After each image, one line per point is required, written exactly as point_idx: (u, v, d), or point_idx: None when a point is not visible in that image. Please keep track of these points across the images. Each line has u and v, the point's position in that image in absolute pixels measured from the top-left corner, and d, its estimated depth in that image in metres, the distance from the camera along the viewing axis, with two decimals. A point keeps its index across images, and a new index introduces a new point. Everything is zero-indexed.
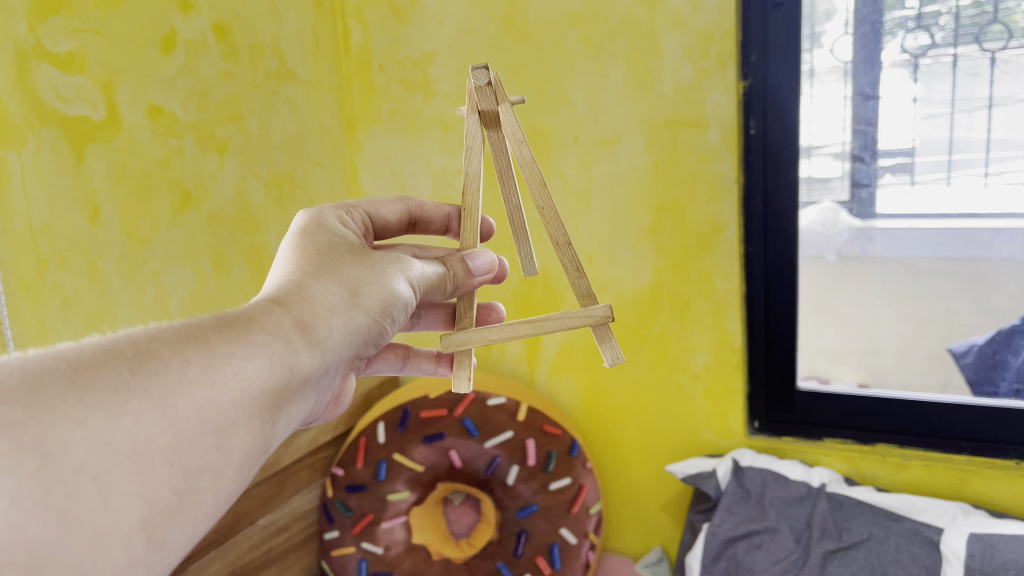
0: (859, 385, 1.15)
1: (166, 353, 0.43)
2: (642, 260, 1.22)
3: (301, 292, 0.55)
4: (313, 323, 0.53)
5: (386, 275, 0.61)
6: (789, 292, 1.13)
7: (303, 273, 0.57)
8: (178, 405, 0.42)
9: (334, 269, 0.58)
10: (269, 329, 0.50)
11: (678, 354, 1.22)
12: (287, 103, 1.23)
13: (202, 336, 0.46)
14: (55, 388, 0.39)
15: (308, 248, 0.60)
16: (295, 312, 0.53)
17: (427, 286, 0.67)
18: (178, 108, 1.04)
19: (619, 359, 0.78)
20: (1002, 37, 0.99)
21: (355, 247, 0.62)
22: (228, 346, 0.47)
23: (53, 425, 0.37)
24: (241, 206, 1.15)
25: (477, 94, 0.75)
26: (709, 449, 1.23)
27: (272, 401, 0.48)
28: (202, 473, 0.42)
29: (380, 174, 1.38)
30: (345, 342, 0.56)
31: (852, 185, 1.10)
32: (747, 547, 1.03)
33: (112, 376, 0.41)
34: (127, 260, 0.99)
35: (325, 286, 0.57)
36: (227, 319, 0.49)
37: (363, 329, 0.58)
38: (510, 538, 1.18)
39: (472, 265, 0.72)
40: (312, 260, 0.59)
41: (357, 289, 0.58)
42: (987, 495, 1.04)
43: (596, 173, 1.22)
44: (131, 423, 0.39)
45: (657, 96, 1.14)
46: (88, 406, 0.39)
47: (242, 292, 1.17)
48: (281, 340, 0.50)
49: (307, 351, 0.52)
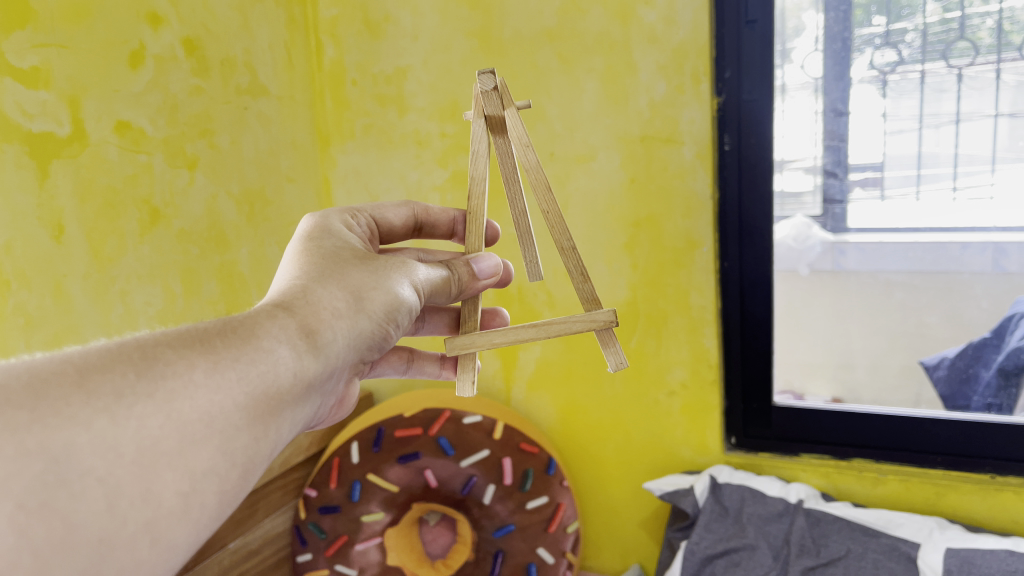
0: (832, 399, 1.15)
1: (171, 357, 0.42)
2: (618, 276, 1.21)
3: (305, 297, 0.53)
4: (319, 327, 0.52)
5: (390, 280, 0.60)
6: (765, 308, 1.13)
7: (307, 278, 0.55)
8: (184, 408, 0.41)
9: (339, 274, 0.57)
10: (276, 333, 0.48)
11: (655, 371, 1.21)
12: (259, 118, 1.22)
13: (208, 341, 0.45)
14: (62, 392, 0.38)
15: (312, 253, 0.58)
16: (299, 317, 0.51)
17: (432, 289, 0.66)
18: (147, 123, 1.02)
19: (623, 364, 0.77)
20: (968, 53, 1.00)
21: (359, 252, 0.61)
22: (233, 350, 0.45)
23: (59, 429, 0.36)
24: (211, 223, 1.13)
25: (483, 98, 0.73)
26: (687, 466, 1.22)
27: (276, 406, 0.47)
28: (207, 477, 0.42)
29: (354, 191, 1.37)
30: (348, 348, 0.54)
31: (825, 200, 1.12)
32: (726, 566, 1.02)
33: (117, 379, 0.40)
34: (93, 279, 0.96)
35: (329, 291, 0.55)
36: (234, 323, 0.47)
37: (368, 336, 0.56)
38: (487, 558, 1.17)
39: (478, 269, 0.71)
40: (317, 264, 0.57)
41: (362, 294, 0.57)
42: (963, 509, 1.04)
43: (572, 189, 1.22)
44: (137, 426, 0.39)
45: (632, 113, 1.14)
46: (93, 409, 0.38)
47: (213, 311, 1.15)
48: (286, 346, 0.49)
49: (310, 358, 0.50)
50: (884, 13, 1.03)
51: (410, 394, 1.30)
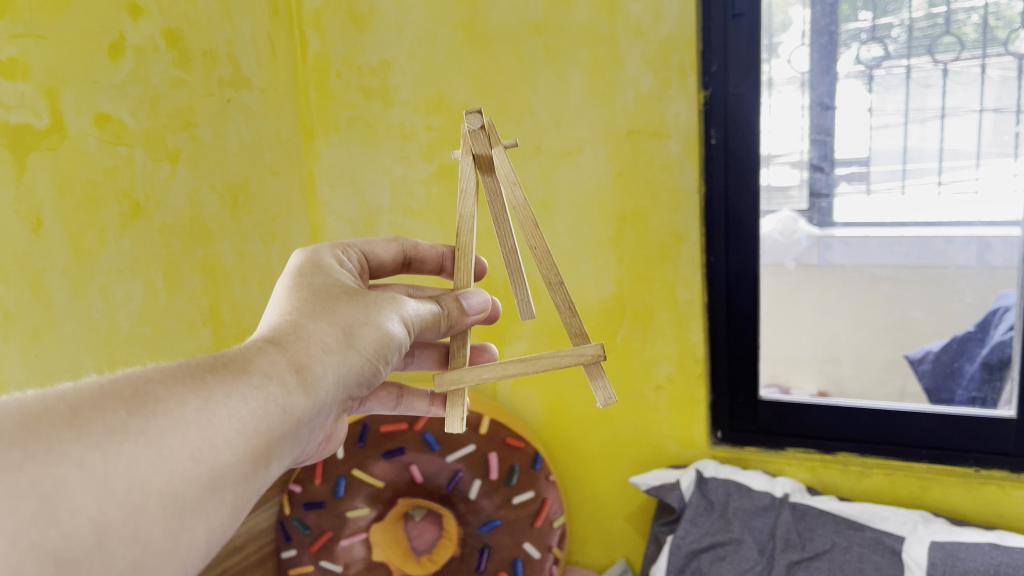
0: (819, 393, 1.16)
1: (162, 394, 0.41)
2: (604, 270, 1.20)
3: (296, 332, 0.52)
4: (310, 363, 0.51)
5: (381, 315, 0.59)
6: (752, 303, 1.13)
7: (297, 313, 0.54)
8: (175, 445, 0.40)
9: (330, 309, 0.56)
10: (266, 370, 0.48)
11: (641, 365, 1.21)
12: (242, 111, 1.20)
13: (200, 377, 0.44)
14: (53, 428, 0.37)
15: (303, 288, 0.57)
16: (290, 352, 0.50)
17: (422, 325, 0.65)
18: (127, 116, 1.01)
19: (612, 399, 0.76)
20: (954, 48, 1.00)
21: (350, 288, 0.60)
22: (225, 386, 0.45)
23: (51, 465, 0.35)
24: (194, 216, 1.12)
25: (470, 137, 0.73)
26: (673, 460, 1.22)
27: (267, 444, 0.46)
28: (195, 514, 0.40)
29: (339, 184, 1.36)
30: (339, 385, 0.53)
31: (812, 194, 1.11)
32: (711, 559, 1.02)
33: (109, 415, 0.39)
34: (73, 274, 0.94)
35: (320, 326, 0.54)
36: (224, 360, 0.47)
37: (359, 373, 0.55)
38: (473, 553, 1.16)
39: (467, 304, 0.70)
40: (307, 300, 0.56)
41: (353, 329, 0.56)
42: (946, 503, 1.04)
43: (558, 182, 1.20)
44: (128, 464, 0.38)
45: (619, 106, 1.14)
46: (85, 446, 0.37)
47: (196, 305, 1.13)
48: (277, 382, 0.48)
49: (301, 394, 0.49)
50: (870, 8, 1.02)
51: None
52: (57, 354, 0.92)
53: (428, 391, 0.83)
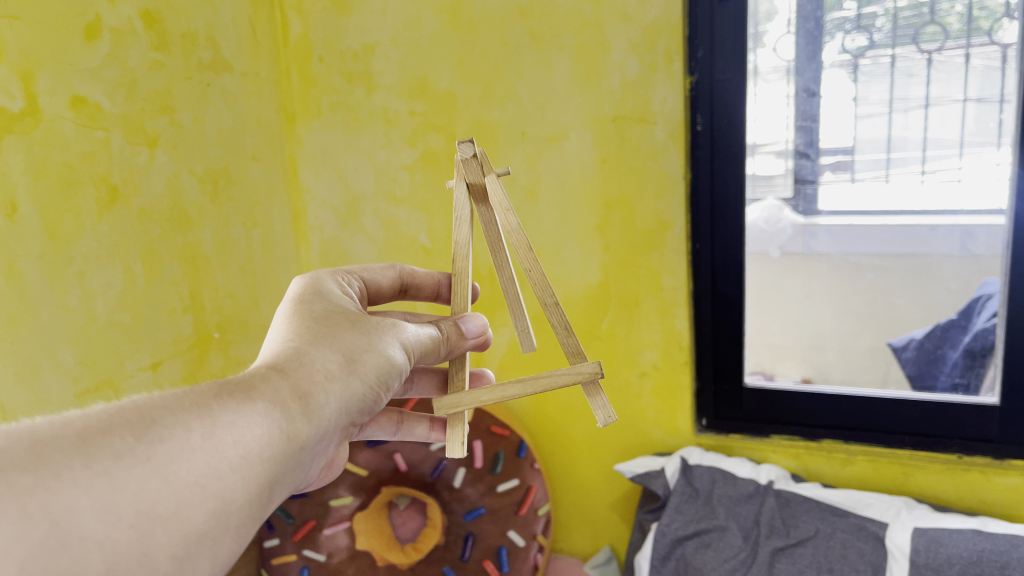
0: (802, 379, 1.16)
1: (168, 420, 0.41)
2: (590, 257, 1.19)
3: (300, 358, 0.51)
4: (314, 391, 0.50)
5: (382, 342, 0.58)
6: (737, 289, 1.13)
7: (300, 339, 0.53)
8: (180, 472, 0.39)
9: (331, 335, 0.55)
10: (270, 397, 0.47)
11: (626, 352, 1.20)
12: (222, 95, 1.19)
13: (205, 403, 0.43)
14: (62, 454, 0.36)
15: (305, 313, 0.57)
16: (293, 379, 0.49)
17: (422, 351, 0.63)
18: (104, 99, 0.99)
19: (612, 418, 0.74)
20: (937, 38, 1.00)
21: (351, 313, 0.59)
22: (229, 413, 0.44)
23: (60, 492, 0.34)
24: (173, 201, 1.10)
25: (465, 167, 0.73)
26: (657, 447, 1.22)
27: (271, 473, 0.45)
28: (201, 541, 0.39)
29: (322, 170, 1.34)
30: (342, 413, 0.52)
31: (796, 181, 1.12)
32: (696, 547, 1.02)
33: (118, 441, 0.38)
34: (49, 259, 0.92)
35: (323, 352, 0.53)
36: (228, 386, 0.46)
37: (361, 402, 0.54)
38: (457, 542, 1.15)
39: (465, 328, 0.69)
40: (309, 325, 0.55)
41: (356, 356, 0.55)
42: (928, 488, 1.05)
43: (543, 169, 1.19)
44: (135, 490, 0.37)
45: (604, 91, 1.13)
46: (94, 472, 0.36)
47: (176, 292, 1.11)
48: (280, 408, 0.47)
49: (304, 421, 0.48)
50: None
51: None
52: (33, 341, 0.91)
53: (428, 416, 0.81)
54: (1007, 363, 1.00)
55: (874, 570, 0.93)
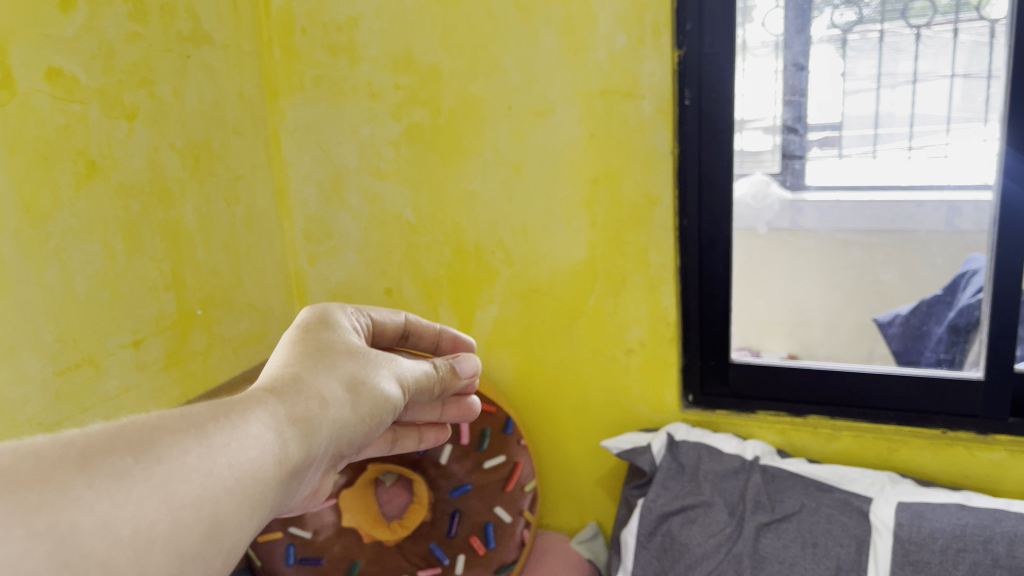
0: (789, 356, 1.17)
1: (165, 440, 0.35)
2: (577, 234, 1.18)
3: (300, 380, 0.46)
4: (313, 417, 0.44)
5: (382, 373, 0.52)
6: (724, 266, 1.13)
7: (302, 362, 0.48)
8: (178, 491, 0.34)
9: (334, 360, 0.50)
10: (266, 418, 0.41)
11: (613, 329, 1.20)
12: (202, 68, 1.16)
13: (203, 423, 0.38)
14: (60, 473, 0.31)
15: (308, 335, 0.51)
16: (295, 403, 0.44)
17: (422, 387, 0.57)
18: (80, 71, 0.96)
19: None
20: (924, 13, 1.09)
21: (355, 340, 0.53)
22: (225, 433, 0.38)
23: (63, 509, 0.31)
24: (154, 176, 1.08)
25: None
26: (644, 423, 1.22)
27: (263, 504, 0.39)
28: (193, 564, 0.34)
29: (305, 145, 1.32)
30: (336, 446, 0.46)
31: (785, 157, 1.15)
32: (682, 522, 1.02)
33: (115, 461, 0.33)
34: (26, 236, 0.91)
35: (326, 378, 0.48)
36: (225, 404, 0.40)
37: (358, 437, 0.48)
38: (443, 518, 1.15)
39: (460, 368, 0.61)
40: (312, 349, 0.50)
41: (356, 385, 0.49)
42: (913, 463, 1.06)
43: (530, 143, 1.18)
44: (134, 510, 0.32)
45: (592, 65, 1.11)
46: (96, 492, 0.32)
47: (158, 269, 1.10)
48: (280, 434, 0.41)
49: (304, 449, 0.43)
50: None
51: None
52: (12, 319, 0.89)
53: (415, 425, 0.66)
54: (992, 339, 1.00)
55: (858, 543, 0.94)
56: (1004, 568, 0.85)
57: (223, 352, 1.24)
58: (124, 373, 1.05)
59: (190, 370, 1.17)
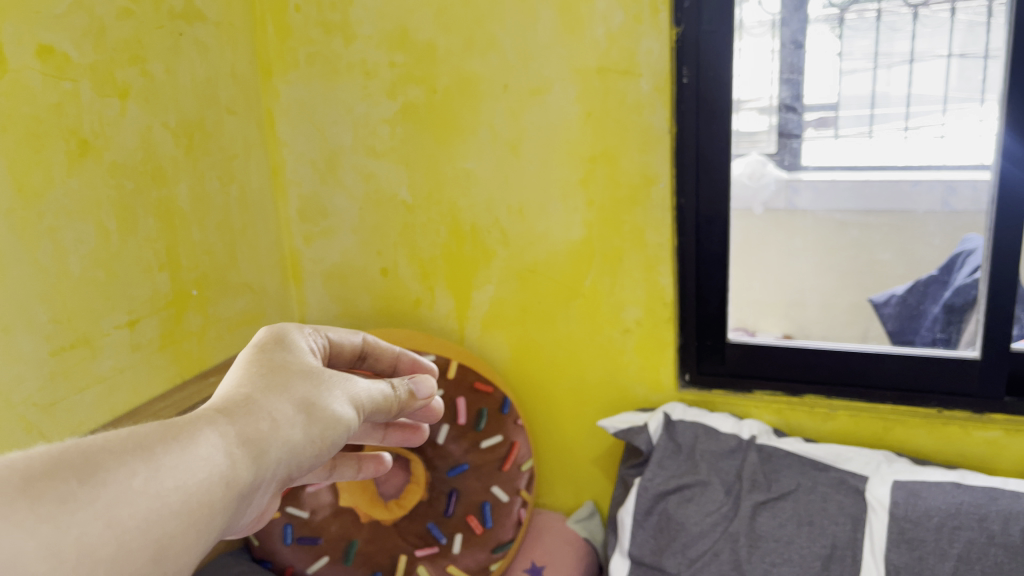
0: (784, 335, 1.17)
1: (112, 461, 0.36)
2: (573, 213, 1.18)
3: (251, 402, 0.46)
4: (262, 440, 0.45)
5: (337, 395, 0.52)
6: (721, 245, 1.12)
7: (254, 385, 0.48)
8: (124, 515, 0.35)
9: (287, 383, 0.50)
10: (215, 440, 0.42)
11: (609, 309, 1.20)
12: (195, 46, 1.15)
13: (151, 445, 0.38)
14: (3, 496, 0.31)
15: (263, 359, 0.51)
16: (245, 425, 0.44)
17: (379, 410, 0.56)
18: (71, 48, 0.95)
19: None
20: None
21: (310, 362, 0.54)
22: (173, 456, 0.39)
23: (5, 533, 0.30)
24: (147, 155, 1.07)
25: None
26: (640, 402, 1.22)
27: (211, 525, 0.39)
28: None
29: (299, 124, 1.31)
30: (289, 468, 0.47)
31: (781, 135, 1.16)
32: (679, 501, 1.03)
33: (60, 485, 0.33)
34: (18, 215, 0.90)
35: (278, 401, 0.48)
36: (175, 425, 0.41)
37: (310, 460, 0.49)
38: (440, 498, 1.15)
39: (415, 390, 0.60)
40: (265, 372, 0.50)
41: (309, 407, 0.49)
42: (908, 442, 1.06)
43: (527, 122, 1.17)
44: (79, 535, 0.33)
45: (589, 43, 1.10)
46: (39, 516, 0.32)
47: (152, 249, 1.09)
48: (227, 455, 0.42)
49: (253, 470, 0.43)
50: None
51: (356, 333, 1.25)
52: (5, 299, 0.89)
53: (355, 454, 0.67)
54: (989, 318, 1.00)
55: (853, 522, 0.94)
56: (999, 546, 0.86)
57: (219, 332, 1.23)
58: (119, 354, 1.05)
59: (186, 350, 1.16)
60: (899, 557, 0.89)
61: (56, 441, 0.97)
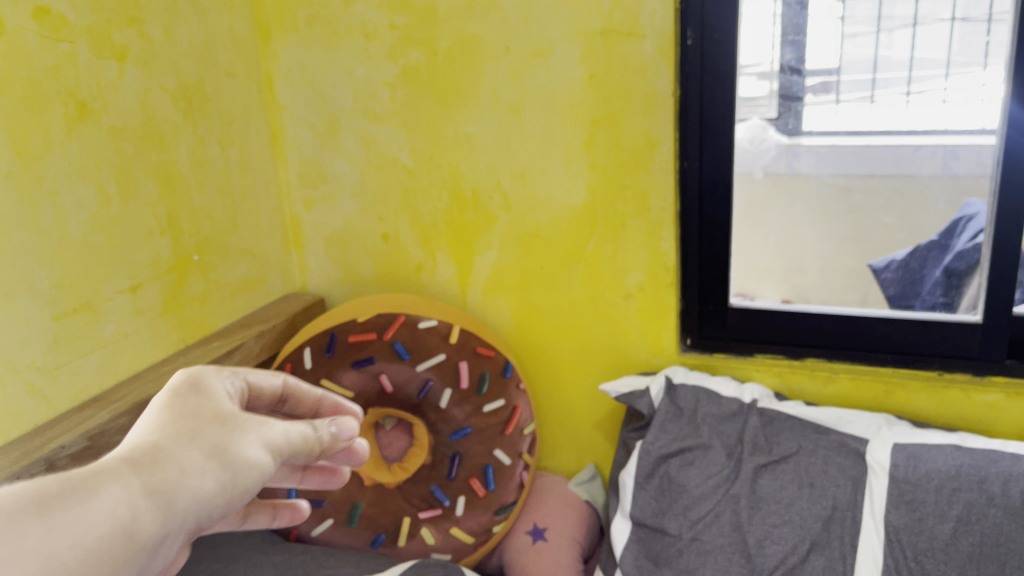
0: (784, 302, 1.17)
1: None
2: (575, 177, 1.17)
3: (154, 451, 0.37)
4: (168, 491, 0.36)
5: (260, 436, 0.42)
6: (726, 210, 1.12)
7: (158, 432, 0.38)
8: (55, 550, 0.30)
9: (197, 428, 0.40)
10: (108, 501, 0.33)
11: (611, 274, 1.20)
12: (193, 7, 1.13)
13: (26, 511, 0.30)
14: None
15: (172, 402, 0.41)
16: (144, 480, 0.35)
17: (306, 453, 0.46)
18: (67, 9, 0.94)
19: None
20: None
21: (227, 402, 0.43)
22: (64, 519, 0.31)
23: None
24: (146, 118, 1.06)
25: None
26: (641, 367, 1.22)
27: None
28: None
29: (299, 87, 1.29)
30: (200, 527, 0.37)
31: (782, 100, 1.16)
32: (680, 464, 1.04)
33: None
34: (18, 179, 0.89)
35: (188, 448, 0.38)
36: (55, 484, 0.32)
37: (225, 514, 0.39)
38: (443, 461, 1.17)
39: (342, 429, 0.48)
40: (174, 416, 0.40)
41: (225, 452, 0.40)
42: (907, 405, 1.07)
43: (529, 85, 1.16)
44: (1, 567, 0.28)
45: (592, 4, 1.08)
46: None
47: (153, 214, 1.08)
48: (118, 523, 0.32)
49: (149, 541, 0.34)
50: None
51: (358, 299, 1.25)
52: (6, 263, 0.88)
53: (269, 499, 0.52)
54: (991, 282, 1.00)
55: (854, 484, 0.95)
56: (998, 507, 0.87)
57: (221, 298, 1.23)
58: (122, 319, 1.05)
59: (189, 316, 1.16)
60: (899, 518, 0.90)
61: (61, 406, 0.97)
